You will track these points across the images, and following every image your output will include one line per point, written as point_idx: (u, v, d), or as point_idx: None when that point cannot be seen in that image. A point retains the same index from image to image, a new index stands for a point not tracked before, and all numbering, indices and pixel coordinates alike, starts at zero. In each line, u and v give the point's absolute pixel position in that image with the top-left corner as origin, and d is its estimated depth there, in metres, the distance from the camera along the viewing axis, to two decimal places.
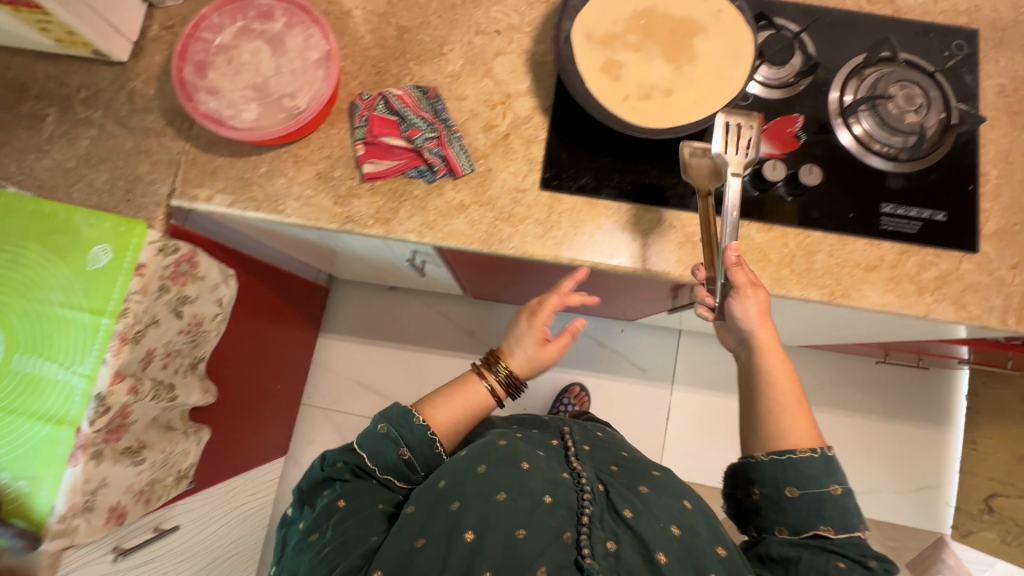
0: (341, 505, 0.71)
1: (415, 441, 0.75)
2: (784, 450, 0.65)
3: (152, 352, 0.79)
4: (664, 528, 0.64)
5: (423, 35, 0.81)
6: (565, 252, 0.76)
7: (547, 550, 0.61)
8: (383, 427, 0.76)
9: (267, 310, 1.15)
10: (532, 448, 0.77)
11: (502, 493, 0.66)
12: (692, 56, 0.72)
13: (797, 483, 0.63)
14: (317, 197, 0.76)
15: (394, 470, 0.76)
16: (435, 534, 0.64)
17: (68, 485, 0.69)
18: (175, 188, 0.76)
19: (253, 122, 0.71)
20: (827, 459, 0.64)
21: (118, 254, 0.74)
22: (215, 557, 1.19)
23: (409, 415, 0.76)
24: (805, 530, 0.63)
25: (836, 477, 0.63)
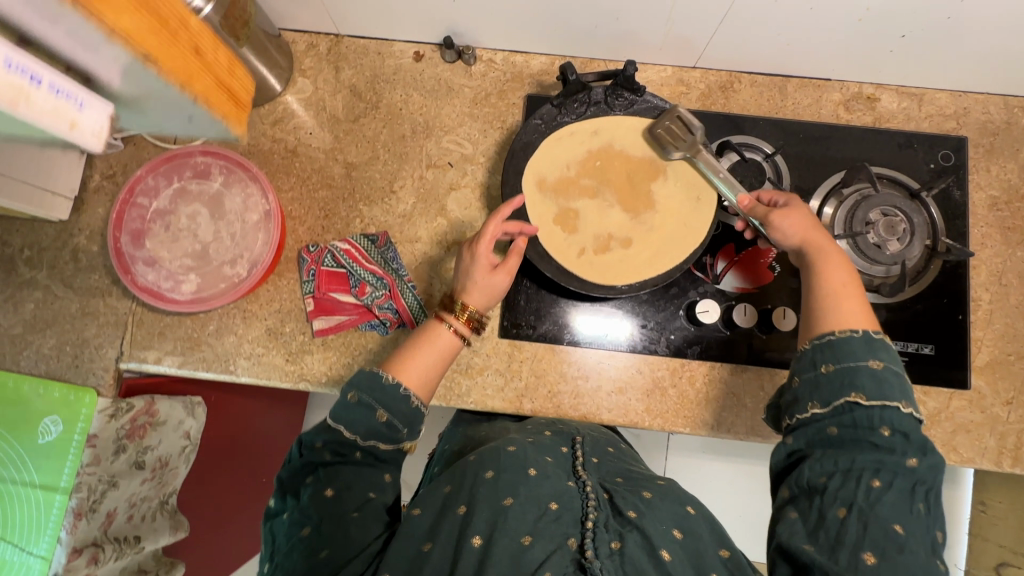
0: (329, 496, 0.55)
1: (392, 399, 0.60)
2: (823, 332, 0.54)
3: (114, 511, 0.77)
4: (667, 532, 0.53)
5: (372, 172, 0.77)
6: (527, 403, 0.72)
7: (555, 558, 0.49)
8: (352, 395, 0.60)
9: (263, 408, 1.12)
10: (538, 448, 0.63)
11: (508, 496, 0.53)
12: (651, 203, 0.69)
13: (831, 359, 0.52)
14: (267, 354, 0.73)
15: (376, 438, 0.58)
16: (444, 536, 0.51)
17: None
18: (124, 351, 0.74)
19: (193, 292, 0.69)
20: (871, 338, 0.52)
21: (68, 425, 0.72)
22: None
23: (376, 376, 0.60)
24: (838, 401, 0.50)
25: (877, 353, 0.51)
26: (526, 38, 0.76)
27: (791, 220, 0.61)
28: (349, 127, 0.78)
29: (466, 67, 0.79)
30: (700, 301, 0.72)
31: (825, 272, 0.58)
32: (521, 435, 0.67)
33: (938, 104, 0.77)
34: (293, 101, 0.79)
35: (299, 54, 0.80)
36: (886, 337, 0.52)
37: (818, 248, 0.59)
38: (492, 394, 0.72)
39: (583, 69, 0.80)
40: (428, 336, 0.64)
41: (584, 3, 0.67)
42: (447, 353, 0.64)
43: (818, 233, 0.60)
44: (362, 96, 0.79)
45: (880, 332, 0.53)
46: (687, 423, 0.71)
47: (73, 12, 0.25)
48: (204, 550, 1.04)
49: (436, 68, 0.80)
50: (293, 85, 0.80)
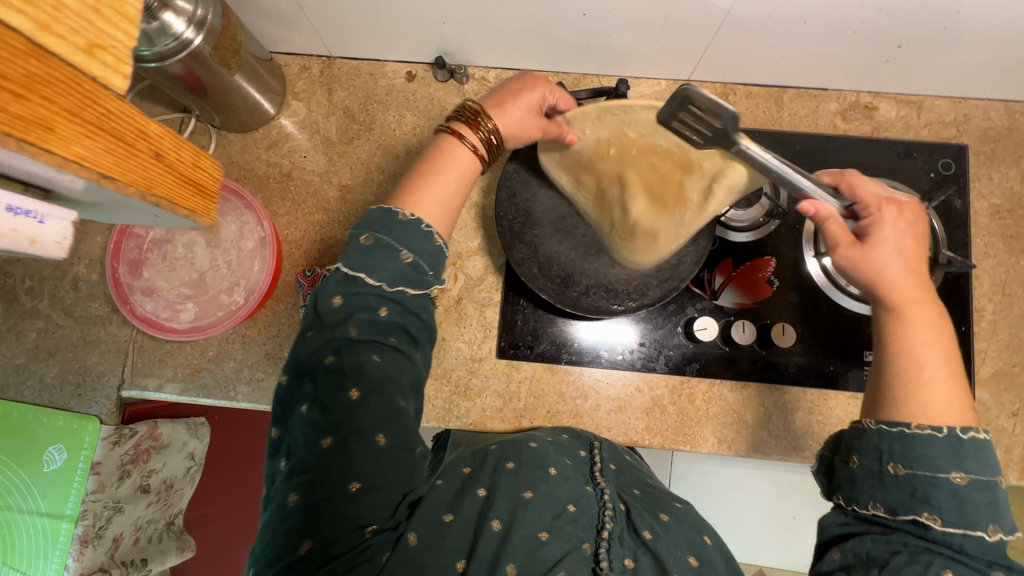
0: (355, 399, 0.47)
1: (415, 238, 0.52)
2: (898, 421, 0.46)
3: (120, 536, 0.78)
4: (683, 558, 0.55)
5: (367, 194, 0.77)
6: (527, 424, 0.72)
7: (570, 558, 0.51)
8: (367, 236, 0.52)
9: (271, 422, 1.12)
10: (559, 449, 0.64)
11: (527, 490, 0.55)
12: (681, 195, 0.63)
13: (908, 461, 0.45)
14: (267, 379, 0.74)
15: (400, 279, 0.51)
16: (465, 514, 0.52)
17: None
18: (125, 378, 0.75)
19: (192, 320, 0.71)
20: (958, 441, 0.44)
21: (72, 453, 0.72)
22: None
23: (388, 212, 0.52)
24: (905, 512, 0.44)
25: (962, 464, 0.44)
26: (518, 56, 0.76)
27: (879, 260, 0.50)
28: (343, 149, 0.79)
29: (458, 86, 0.79)
30: (698, 318, 0.72)
31: (911, 345, 0.49)
32: (541, 432, 0.67)
33: (937, 111, 0.76)
34: (287, 124, 0.80)
35: (291, 76, 0.80)
36: (977, 438, 0.45)
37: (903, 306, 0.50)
38: (491, 417, 0.72)
39: (576, 84, 0.79)
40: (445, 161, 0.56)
41: (574, 22, 0.67)
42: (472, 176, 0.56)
43: (909, 283, 0.50)
44: (355, 118, 0.79)
45: (971, 434, 0.45)
46: (687, 440, 0.71)
47: (18, 153, 0.19)
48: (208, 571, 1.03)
49: (429, 88, 0.80)
50: (287, 108, 0.80)
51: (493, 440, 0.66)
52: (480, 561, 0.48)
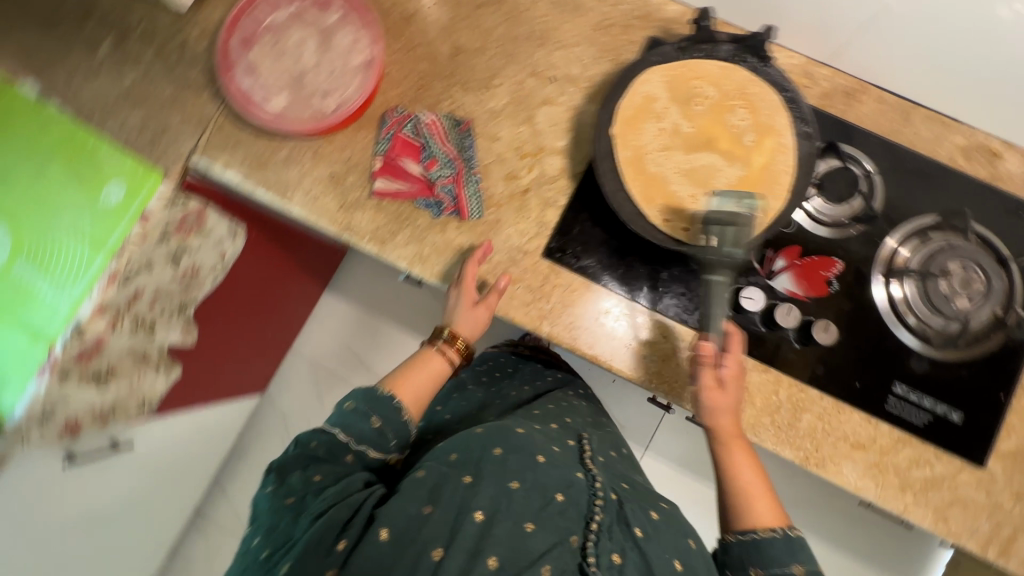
0: (317, 481, 0.64)
1: (383, 408, 0.72)
2: (749, 530, 0.64)
3: (141, 292, 0.83)
4: (670, 560, 0.63)
5: (477, 61, 0.77)
6: (546, 327, 0.73)
7: (554, 550, 0.60)
8: (351, 404, 0.71)
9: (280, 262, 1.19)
10: (546, 442, 0.75)
11: (514, 480, 0.65)
12: (715, 189, 0.66)
13: (760, 564, 0.61)
14: (324, 197, 0.76)
15: (370, 443, 0.69)
16: (445, 503, 0.61)
17: (30, 395, 0.75)
18: (197, 148, 0.78)
19: (279, 111, 0.73)
20: (789, 538, 0.62)
21: (128, 196, 0.76)
22: (179, 485, 1.29)
23: (373, 390, 0.74)
24: None
25: (798, 556, 0.61)
26: None
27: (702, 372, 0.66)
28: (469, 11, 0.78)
29: None
30: (747, 288, 0.71)
31: (735, 470, 0.67)
32: (531, 424, 0.81)
33: None
34: None
35: None
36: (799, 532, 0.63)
37: (728, 440, 0.67)
38: (514, 308, 0.73)
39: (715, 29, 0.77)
40: (427, 363, 0.80)
41: None
42: (439, 377, 0.80)
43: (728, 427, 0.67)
44: None
45: (796, 529, 0.63)
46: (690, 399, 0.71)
47: None
48: (198, 370, 1.10)
49: None
50: None
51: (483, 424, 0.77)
52: (459, 551, 0.58)
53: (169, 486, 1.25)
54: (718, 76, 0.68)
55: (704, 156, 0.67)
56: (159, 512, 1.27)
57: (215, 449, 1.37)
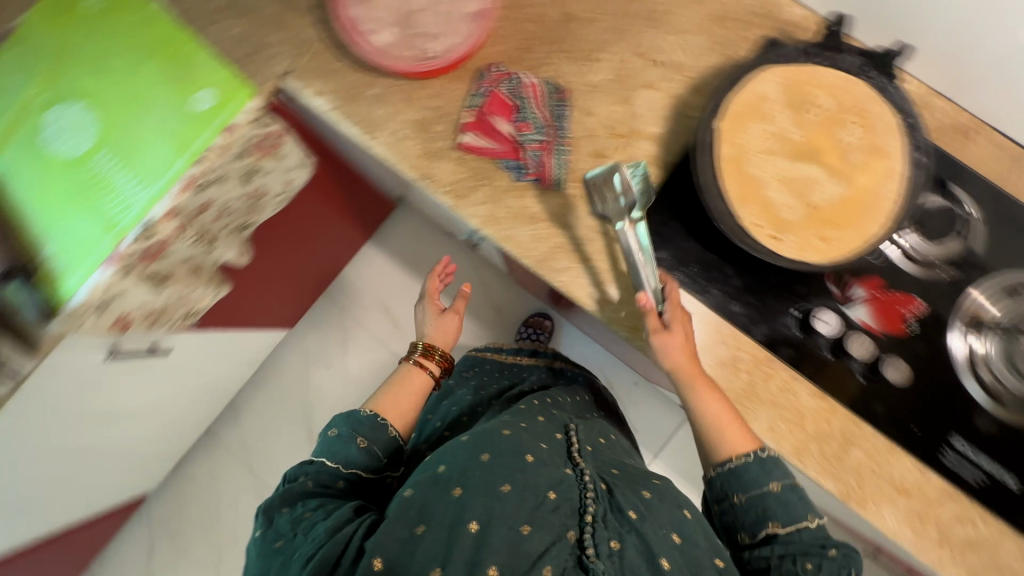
0: (303, 522, 0.68)
1: (363, 428, 0.82)
2: (724, 461, 0.67)
3: (210, 203, 0.84)
4: (667, 534, 0.65)
5: (585, 31, 0.75)
6: (606, 311, 0.72)
7: (553, 548, 0.60)
8: (336, 430, 0.81)
9: (335, 202, 1.21)
10: (532, 438, 0.75)
11: (505, 484, 0.65)
12: (812, 202, 0.64)
13: (741, 490, 0.67)
14: (409, 141, 0.75)
15: (360, 461, 0.79)
16: (436, 521, 0.62)
17: (94, 283, 0.75)
18: (291, 70, 0.78)
19: (383, 46, 0.73)
20: (763, 460, 0.66)
21: (216, 106, 0.76)
22: (195, 405, 1.32)
23: (355, 411, 0.84)
24: (759, 530, 0.65)
25: (772, 475, 0.66)
26: None
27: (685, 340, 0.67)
28: None
29: None
30: (821, 311, 0.69)
31: (702, 401, 0.67)
32: (515, 421, 0.81)
33: None
34: None
35: None
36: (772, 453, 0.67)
37: (694, 387, 0.67)
38: (578, 286, 0.72)
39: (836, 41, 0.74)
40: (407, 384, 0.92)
41: None
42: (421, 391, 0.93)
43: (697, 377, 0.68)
44: None
45: (769, 449, 0.67)
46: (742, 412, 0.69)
47: None
48: (242, 293, 1.12)
49: None
50: None
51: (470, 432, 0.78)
52: (457, 564, 0.58)
53: (188, 404, 1.28)
54: (838, 88, 0.65)
55: (808, 167, 0.64)
56: (176, 421, 1.30)
57: (224, 390, 1.40)
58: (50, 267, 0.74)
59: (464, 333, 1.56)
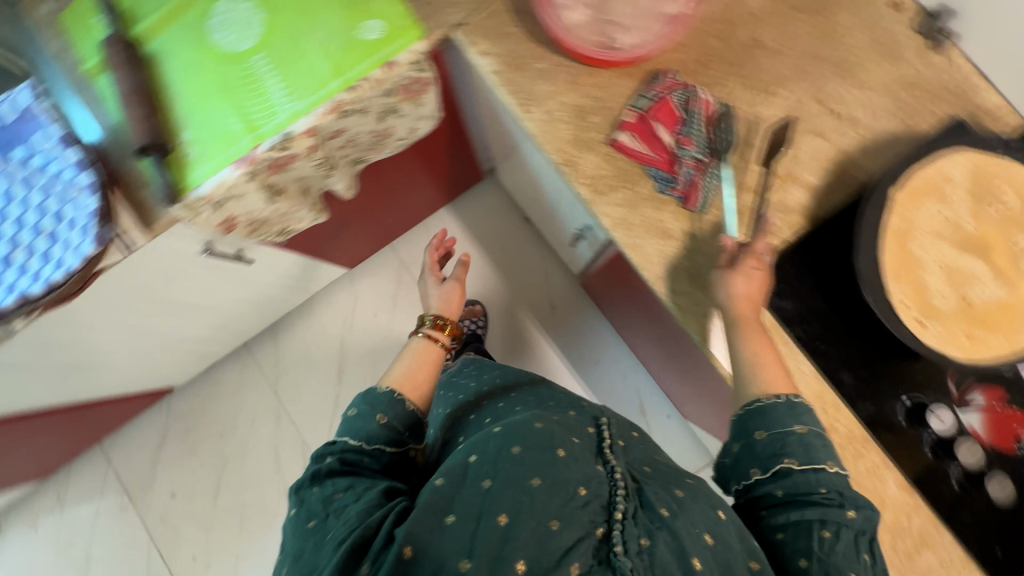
0: (335, 501, 0.67)
1: (380, 402, 0.81)
2: (753, 400, 0.65)
3: (343, 131, 0.83)
4: (700, 535, 0.58)
5: (770, 62, 0.73)
6: (713, 346, 0.70)
7: (581, 545, 0.55)
8: (355, 410, 0.80)
9: (437, 158, 1.21)
10: (564, 430, 0.68)
11: (536, 477, 0.59)
12: (965, 296, 0.62)
13: (764, 427, 0.64)
14: (562, 124, 0.74)
15: (383, 438, 0.77)
16: (464, 511, 0.56)
17: (221, 179, 0.75)
18: (464, 23, 0.76)
19: (569, 25, 0.71)
20: (793, 404, 0.64)
21: (383, 39, 0.76)
22: (243, 317, 1.32)
23: (373, 389, 0.83)
24: (774, 467, 0.62)
25: (800, 417, 0.63)
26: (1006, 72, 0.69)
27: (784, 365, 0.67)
28: (784, 10, 0.74)
29: (925, 50, 0.72)
30: (935, 406, 0.67)
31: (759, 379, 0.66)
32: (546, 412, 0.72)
33: None
34: None
35: None
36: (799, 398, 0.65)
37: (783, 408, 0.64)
38: (692, 314, 0.71)
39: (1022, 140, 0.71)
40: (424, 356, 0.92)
41: None
42: (435, 362, 0.93)
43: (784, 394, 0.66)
44: None
45: (798, 396, 0.65)
46: None
47: None
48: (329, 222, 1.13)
49: (899, 28, 0.73)
50: None
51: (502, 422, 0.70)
52: (484, 558, 0.53)
53: (239, 313, 1.29)
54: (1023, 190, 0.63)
55: (971, 262, 0.63)
56: (225, 326, 1.32)
57: (264, 313, 1.39)
58: (186, 152, 0.76)
59: (513, 318, 1.56)
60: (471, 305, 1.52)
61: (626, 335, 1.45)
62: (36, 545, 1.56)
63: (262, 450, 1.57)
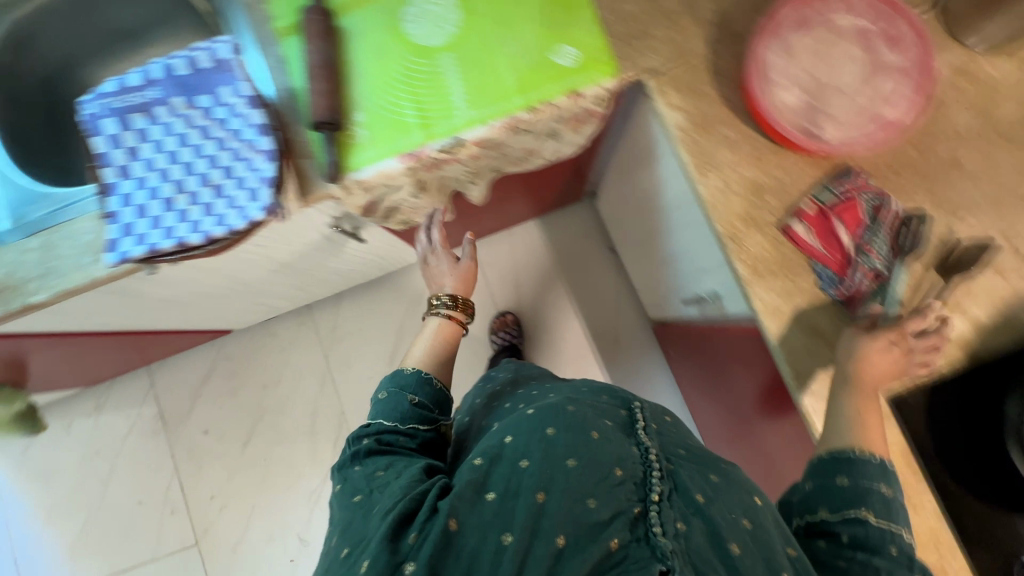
0: (378, 476, 0.68)
1: (405, 381, 0.84)
2: (844, 448, 0.62)
3: (505, 145, 0.81)
4: (736, 519, 0.58)
5: (965, 186, 0.70)
6: None
7: (618, 521, 0.55)
8: (386, 393, 0.83)
9: (557, 176, 1.19)
10: (597, 412, 0.69)
11: (571, 458, 0.59)
12: None
13: (850, 475, 0.61)
14: (735, 195, 0.72)
15: (416, 417, 0.79)
16: (503, 487, 0.57)
17: (384, 167, 0.75)
18: (659, 71, 0.75)
19: (782, 106, 0.67)
20: (885, 466, 0.61)
21: (575, 67, 0.75)
22: (322, 282, 1.32)
23: (400, 371, 0.86)
24: (849, 514, 0.59)
25: (889, 479, 0.61)
26: None
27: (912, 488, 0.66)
28: (992, 137, 0.71)
29: None
30: None
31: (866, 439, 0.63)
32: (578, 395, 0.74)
33: None
34: (983, 69, 0.72)
35: None
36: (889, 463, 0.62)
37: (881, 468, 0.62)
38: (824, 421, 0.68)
39: None
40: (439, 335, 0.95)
41: None
42: (450, 339, 0.96)
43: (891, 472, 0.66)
44: None
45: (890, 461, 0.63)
46: None
47: None
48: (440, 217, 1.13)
49: None
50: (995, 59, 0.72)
51: (534, 404, 0.72)
52: (523, 530, 0.53)
53: (321, 279, 1.29)
54: None
55: None
56: (305, 289, 1.33)
57: (340, 282, 1.39)
58: (355, 132, 0.75)
59: (575, 344, 1.55)
60: (503, 316, 1.52)
61: (685, 387, 1.44)
62: (65, 446, 1.60)
63: (300, 409, 1.59)
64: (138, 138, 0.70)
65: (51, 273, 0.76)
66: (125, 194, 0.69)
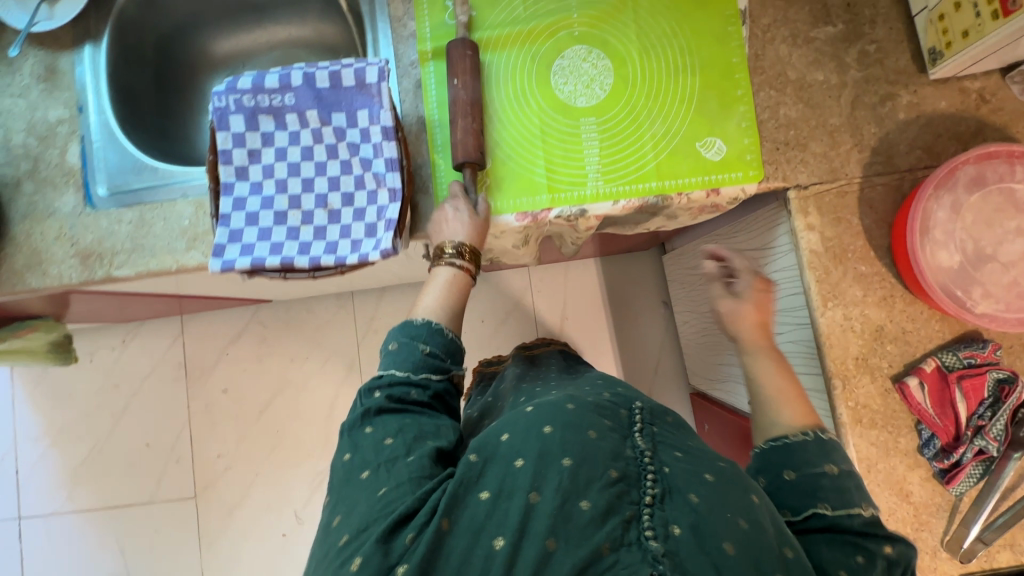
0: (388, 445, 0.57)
1: (416, 332, 0.65)
2: (779, 435, 0.59)
3: (623, 219, 0.78)
4: (734, 520, 0.47)
5: None
6: None
7: (609, 526, 0.46)
8: (396, 344, 0.65)
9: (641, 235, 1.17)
10: (598, 411, 0.58)
11: (566, 457, 0.50)
12: None
13: (795, 467, 0.57)
14: (854, 335, 0.70)
15: (429, 369, 0.63)
16: (494, 480, 0.50)
17: (501, 220, 0.72)
18: (807, 189, 0.71)
19: (934, 262, 0.64)
20: (823, 441, 0.58)
21: (721, 163, 0.71)
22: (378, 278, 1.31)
23: (411, 321, 0.66)
24: (804, 510, 0.54)
25: (832, 457, 0.57)
26: None
27: None
28: None
29: None
30: None
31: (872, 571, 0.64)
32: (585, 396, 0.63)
33: None
34: None
35: None
36: (830, 436, 0.59)
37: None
38: None
39: None
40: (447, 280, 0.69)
41: None
42: (461, 289, 0.70)
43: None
44: None
45: (829, 433, 0.59)
46: None
47: None
48: None
49: None
50: None
51: (536, 402, 0.63)
52: (509, 534, 0.46)
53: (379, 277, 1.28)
54: None
55: None
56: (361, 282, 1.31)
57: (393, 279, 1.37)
58: (478, 176, 0.72)
59: None
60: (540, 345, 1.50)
61: None
62: (87, 373, 1.60)
63: (322, 390, 1.58)
64: (262, 142, 0.68)
65: (140, 251, 0.74)
66: (239, 198, 0.67)
